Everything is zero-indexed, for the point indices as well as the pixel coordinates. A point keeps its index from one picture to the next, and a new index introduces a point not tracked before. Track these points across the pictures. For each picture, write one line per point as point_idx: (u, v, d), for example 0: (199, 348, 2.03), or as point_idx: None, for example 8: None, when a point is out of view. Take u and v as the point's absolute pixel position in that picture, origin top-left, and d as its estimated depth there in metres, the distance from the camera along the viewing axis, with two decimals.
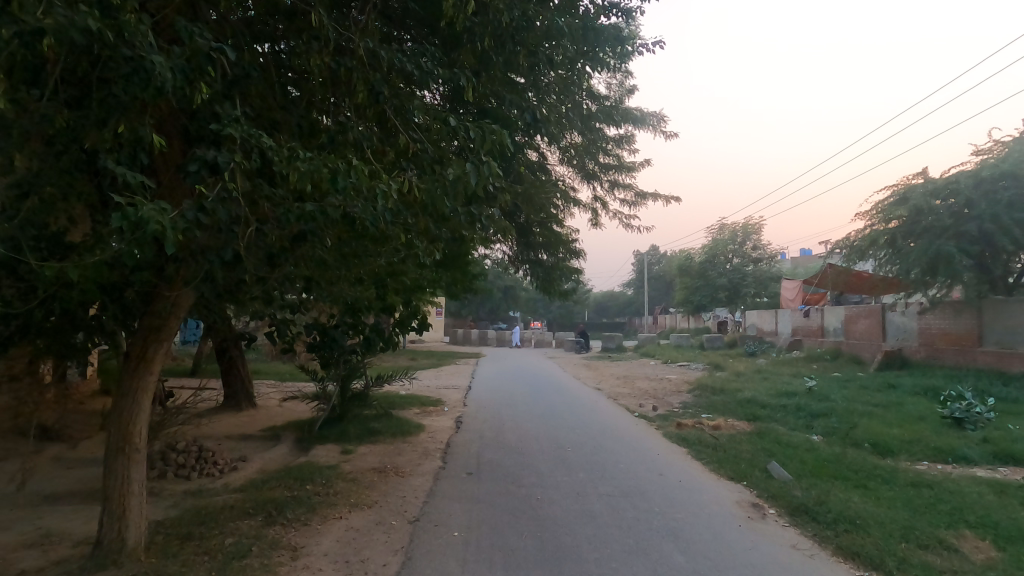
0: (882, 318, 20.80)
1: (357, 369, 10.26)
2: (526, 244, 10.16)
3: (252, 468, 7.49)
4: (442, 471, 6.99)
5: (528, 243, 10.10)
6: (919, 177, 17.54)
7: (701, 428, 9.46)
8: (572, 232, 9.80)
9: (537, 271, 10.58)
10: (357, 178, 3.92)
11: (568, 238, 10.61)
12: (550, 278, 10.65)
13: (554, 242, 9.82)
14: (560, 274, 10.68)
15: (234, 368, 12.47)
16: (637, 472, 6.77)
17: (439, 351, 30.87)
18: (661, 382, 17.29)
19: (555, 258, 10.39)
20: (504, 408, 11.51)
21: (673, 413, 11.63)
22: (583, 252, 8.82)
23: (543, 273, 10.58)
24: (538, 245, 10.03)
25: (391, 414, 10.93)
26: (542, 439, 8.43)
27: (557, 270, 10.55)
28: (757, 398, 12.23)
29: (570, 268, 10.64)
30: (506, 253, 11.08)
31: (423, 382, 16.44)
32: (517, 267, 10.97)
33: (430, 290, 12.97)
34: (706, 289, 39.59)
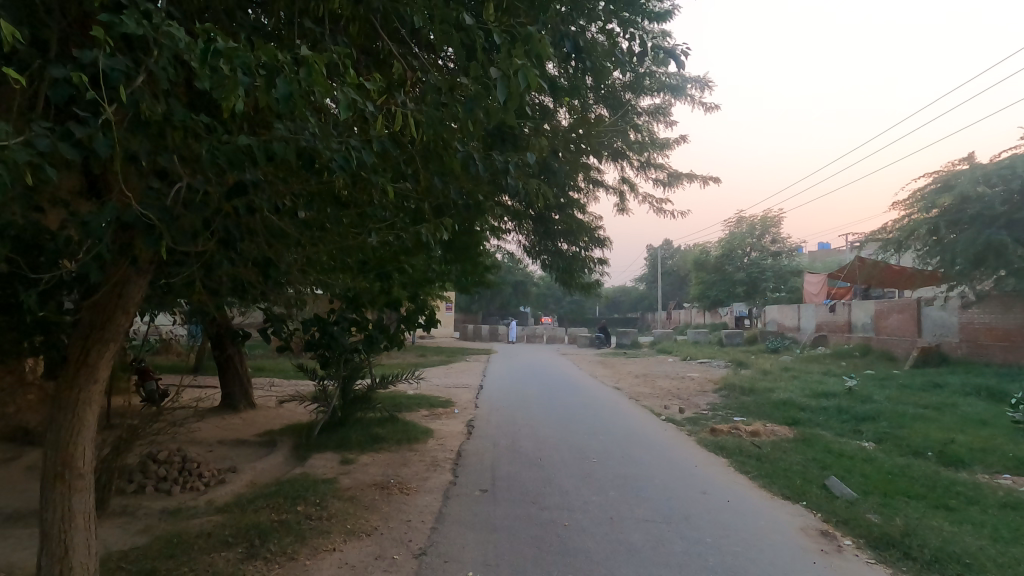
0: (917, 312, 19.76)
1: (359, 370, 9.53)
2: (544, 231, 9.40)
3: (242, 482, 6.74)
4: (452, 489, 6.15)
5: (548, 230, 9.35)
6: (964, 162, 16.46)
7: (739, 435, 8.58)
8: (595, 218, 9.08)
9: (557, 262, 9.79)
10: (320, 74, 3.14)
11: (591, 225, 9.79)
12: (570, 270, 9.85)
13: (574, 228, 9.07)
14: (583, 266, 9.88)
15: (231, 367, 11.80)
16: (677, 489, 5.90)
17: (449, 348, 30.19)
18: (682, 381, 16.40)
19: (576, 247, 9.60)
20: (520, 410, 10.67)
21: (701, 416, 10.75)
22: (609, 240, 8.03)
23: (563, 264, 9.78)
24: (558, 233, 9.32)
25: (396, 417, 10.16)
26: (563, 448, 7.59)
27: (579, 261, 9.75)
28: (791, 399, 11.30)
29: (593, 260, 9.86)
30: (522, 243, 10.29)
31: (432, 381, 15.67)
32: (535, 258, 10.20)
33: (438, 284, 12.19)
34: (723, 284, 38.52)
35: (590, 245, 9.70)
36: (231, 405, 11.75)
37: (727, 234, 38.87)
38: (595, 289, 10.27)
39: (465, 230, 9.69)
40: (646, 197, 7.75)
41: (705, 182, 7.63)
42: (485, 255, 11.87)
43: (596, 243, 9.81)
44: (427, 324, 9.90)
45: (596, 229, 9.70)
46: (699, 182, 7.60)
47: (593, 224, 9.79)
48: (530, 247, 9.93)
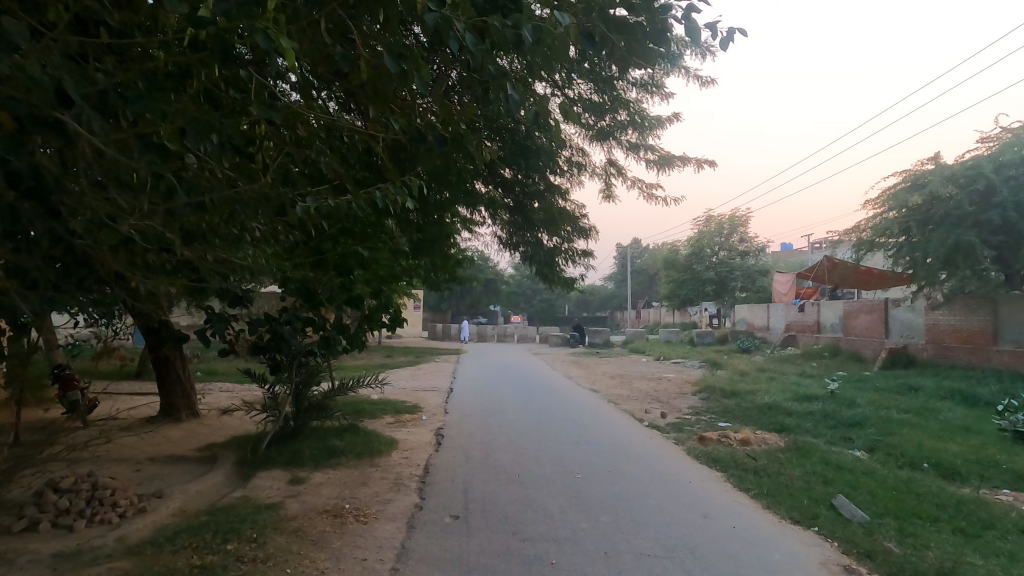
0: (885, 314, 19.86)
1: (315, 376, 8.55)
2: (524, 216, 8.74)
3: (167, 509, 5.70)
4: (417, 516, 5.26)
5: (526, 217, 8.73)
6: (933, 161, 16.47)
7: (729, 444, 8.00)
8: (577, 205, 8.52)
9: (537, 254, 9.07)
10: None
11: (574, 213, 9.15)
12: (550, 263, 9.14)
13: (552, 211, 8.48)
14: (563, 258, 9.21)
15: (171, 373, 10.57)
16: (675, 513, 5.21)
17: (417, 347, 29.14)
18: (658, 382, 15.90)
19: (558, 236, 8.92)
20: (493, 417, 9.89)
21: (685, 422, 10.16)
22: (595, 228, 7.30)
23: (543, 256, 9.06)
24: (538, 221, 8.69)
25: (358, 426, 9.19)
26: (543, 463, 6.82)
27: (558, 252, 9.09)
28: (775, 403, 10.84)
29: (575, 253, 9.17)
30: (499, 232, 9.61)
31: (398, 384, 14.69)
32: (513, 250, 9.44)
33: (405, 280, 11.26)
34: (692, 283, 38.59)
35: (572, 234, 9.05)
36: (172, 415, 10.54)
37: (697, 233, 38.92)
38: (576, 285, 9.55)
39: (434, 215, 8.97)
40: (635, 181, 7.05)
41: (703, 166, 7.00)
42: (454, 248, 11.06)
43: (580, 232, 9.16)
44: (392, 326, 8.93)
45: (579, 217, 9.06)
46: (696, 165, 6.95)
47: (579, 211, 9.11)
48: (509, 237, 9.31)
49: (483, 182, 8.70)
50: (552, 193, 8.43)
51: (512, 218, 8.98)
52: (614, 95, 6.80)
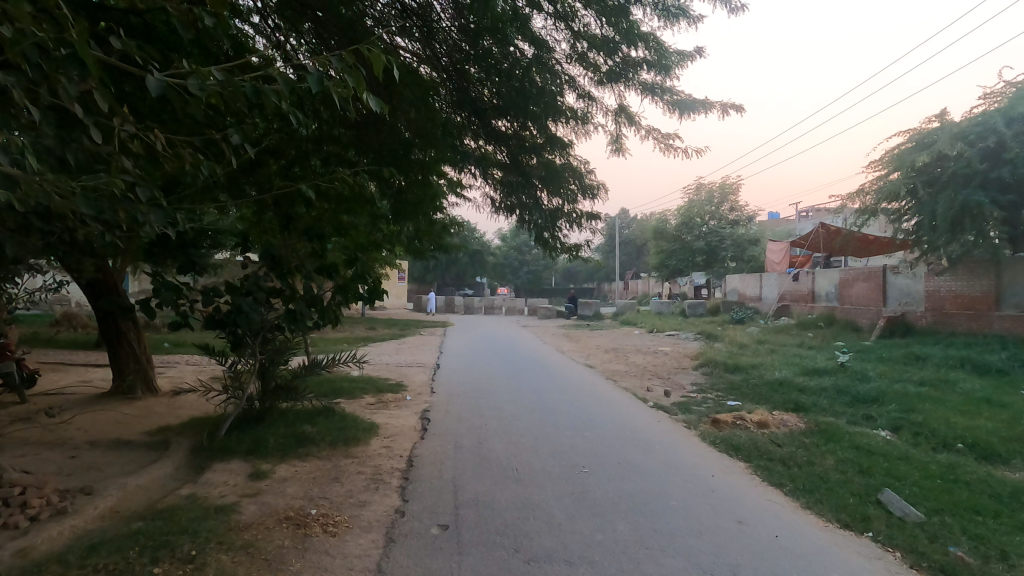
0: (882, 281, 19.30)
1: (284, 354, 7.51)
2: (524, 175, 7.68)
3: (95, 509, 4.74)
4: (397, 525, 4.40)
5: (524, 175, 7.68)
6: (937, 117, 15.63)
7: (747, 428, 7.26)
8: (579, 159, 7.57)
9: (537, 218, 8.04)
10: None
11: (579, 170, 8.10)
12: (552, 229, 8.14)
13: (552, 170, 7.56)
14: (565, 225, 8.19)
15: (124, 345, 9.45)
16: (704, 521, 4.42)
17: (402, 320, 28.14)
18: (655, 356, 15.17)
19: (561, 197, 7.89)
20: (483, 398, 9.07)
21: (691, 401, 9.39)
22: (603, 187, 6.26)
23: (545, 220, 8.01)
24: (536, 180, 7.68)
25: (333, 406, 8.26)
26: (543, 457, 6.01)
27: (561, 216, 8.07)
28: (784, 378, 10.10)
29: (581, 217, 8.17)
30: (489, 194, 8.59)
31: (380, 360, 13.75)
32: (508, 214, 8.41)
33: (386, 249, 10.24)
34: (682, 253, 37.82)
35: (576, 195, 8.06)
36: (126, 390, 9.49)
37: (688, 202, 37.99)
38: (581, 253, 8.57)
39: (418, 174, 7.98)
40: (650, 131, 5.96)
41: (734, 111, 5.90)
42: (441, 213, 10.00)
43: (587, 193, 8.16)
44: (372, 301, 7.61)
45: (585, 176, 8.05)
46: (725, 110, 5.84)
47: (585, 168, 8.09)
48: (502, 199, 8.30)
49: (473, 138, 7.92)
50: (553, 144, 7.47)
51: (508, 178, 7.92)
52: (627, 26, 5.67)
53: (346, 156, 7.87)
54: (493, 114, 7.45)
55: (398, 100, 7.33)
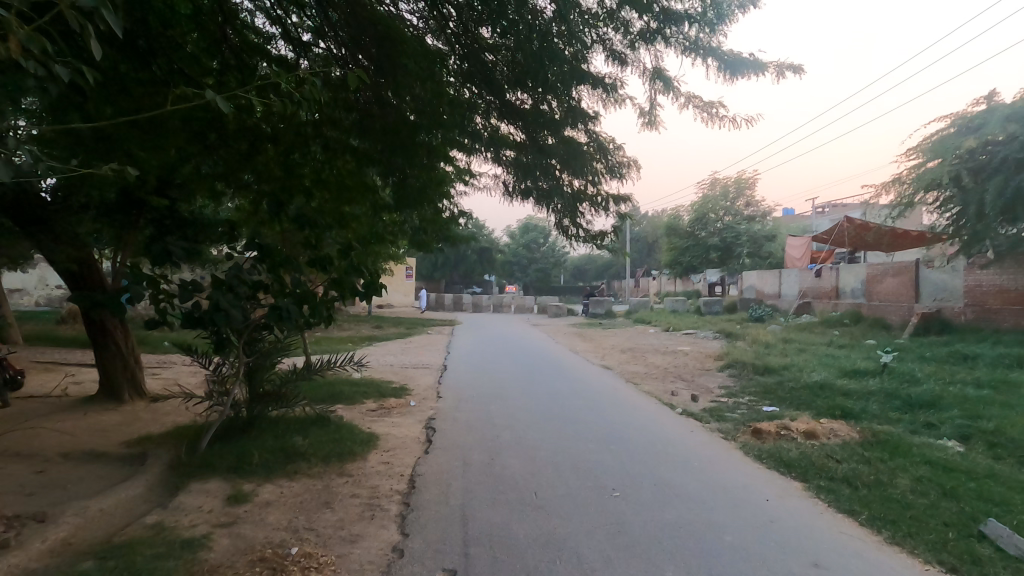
0: (915, 276, 18.25)
1: (276, 357, 6.70)
2: (543, 153, 6.85)
3: (39, 544, 3.95)
4: (394, 569, 3.63)
5: (542, 154, 6.87)
6: (982, 102, 14.70)
7: (794, 438, 6.41)
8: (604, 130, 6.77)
9: (558, 202, 7.23)
10: None
11: (607, 145, 7.27)
12: (574, 214, 7.33)
13: (574, 148, 6.76)
14: (588, 210, 7.38)
15: (108, 347, 8.69)
16: (768, 562, 3.60)
17: (408, 318, 27.42)
18: (676, 356, 14.30)
19: (586, 178, 7.06)
20: (493, 404, 8.30)
21: (723, 407, 8.53)
22: (637, 164, 5.40)
23: (568, 202, 7.18)
24: (555, 158, 6.85)
25: (330, 414, 7.48)
26: (565, 479, 5.22)
27: (585, 199, 7.25)
28: (825, 380, 9.20)
29: (607, 200, 7.36)
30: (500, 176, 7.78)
31: (385, 361, 12.98)
32: (524, 199, 7.60)
33: (389, 240, 9.49)
34: (697, 249, 36.76)
35: (601, 175, 7.25)
36: (112, 395, 8.75)
37: (701, 197, 36.95)
38: (608, 242, 7.75)
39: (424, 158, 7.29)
40: (690, 98, 5.11)
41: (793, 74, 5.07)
42: (448, 201, 9.22)
43: (615, 173, 7.33)
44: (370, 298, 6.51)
45: (612, 154, 7.23)
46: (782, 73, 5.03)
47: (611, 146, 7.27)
48: (515, 181, 7.48)
49: (484, 114, 7.17)
50: (575, 115, 6.65)
51: (523, 158, 7.11)
52: None
53: (345, 140, 7.20)
54: (508, 86, 6.71)
55: (400, 74, 6.63)
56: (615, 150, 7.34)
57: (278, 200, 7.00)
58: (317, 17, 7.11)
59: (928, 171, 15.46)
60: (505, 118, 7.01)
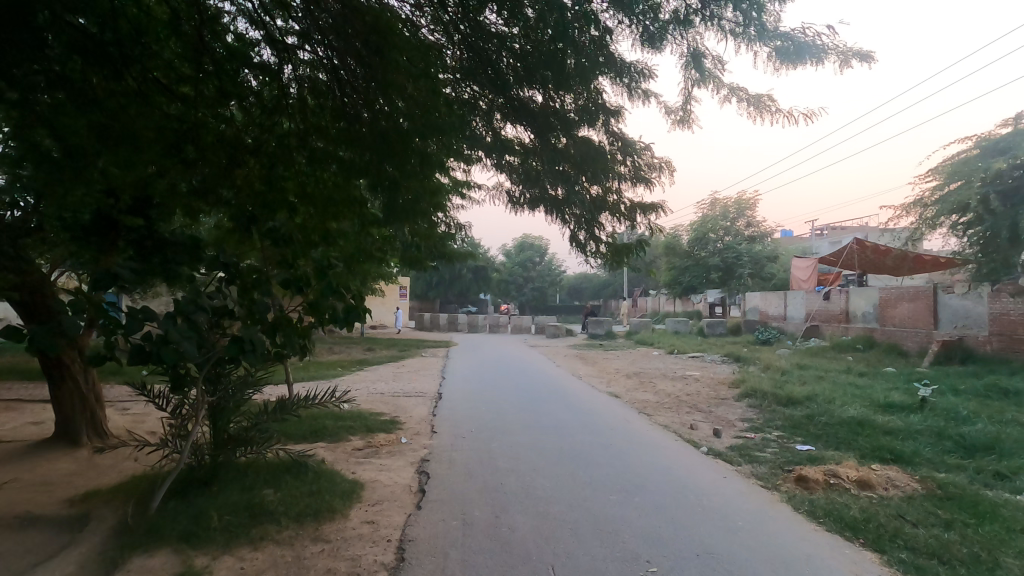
0: (933, 301, 17.61)
1: (245, 395, 5.76)
2: (559, 156, 6.15)
3: None
4: None
5: (554, 161, 6.20)
6: (1008, 124, 14.26)
7: (848, 491, 5.50)
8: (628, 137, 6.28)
9: (577, 211, 6.52)
10: None
11: (633, 147, 6.64)
12: (595, 224, 6.59)
13: (594, 151, 6.06)
14: (611, 219, 6.62)
15: (64, 383, 7.67)
16: None
17: (402, 340, 26.39)
18: (687, 383, 13.42)
19: (604, 184, 6.36)
20: (496, 442, 7.39)
21: (750, 445, 7.65)
22: (670, 165, 4.83)
23: (590, 209, 6.45)
24: (571, 164, 6.20)
25: (311, 458, 6.52)
26: (589, 540, 4.41)
27: (607, 207, 6.53)
28: (861, 415, 8.37)
29: (632, 209, 6.65)
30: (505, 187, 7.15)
31: (374, 390, 12.02)
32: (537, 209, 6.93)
33: (381, 258, 8.68)
34: (697, 270, 36.07)
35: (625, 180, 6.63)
36: (68, 438, 7.72)
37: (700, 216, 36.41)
38: (633, 257, 6.93)
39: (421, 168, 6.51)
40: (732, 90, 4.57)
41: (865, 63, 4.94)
42: (443, 214, 8.48)
43: (639, 177, 6.70)
44: (349, 325, 5.44)
45: (637, 157, 6.59)
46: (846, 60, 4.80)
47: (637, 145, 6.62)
48: (525, 193, 6.82)
49: (487, 120, 6.60)
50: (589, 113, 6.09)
51: (537, 162, 6.41)
52: None
53: (331, 150, 6.49)
54: (516, 85, 6.02)
55: (391, 73, 5.91)
56: (640, 151, 6.70)
57: (250, 215, 6.14)
58: (303, 20, 6.63)
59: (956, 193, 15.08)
60: (514, 122, 6.30)
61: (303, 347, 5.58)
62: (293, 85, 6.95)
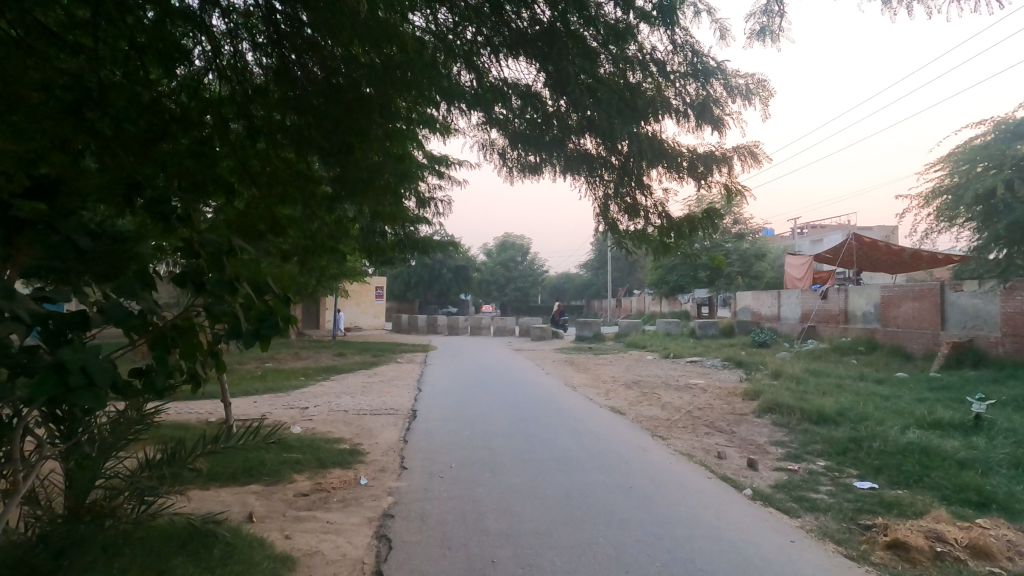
0: (939, 300, 16.41)
1: (119, 439, 3.98)
2: (573, 96, 5.18)
3: None
4: None
5: (575, 98, 5.15)
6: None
7: (970, 567, 4.05)
8: (686, 61, 5.37)
9: (614, 159, 5.76)
10: None
11: (704, 69, 5.44)
12: (643, 183, 5.86)
13: (630, 93, 5.23)
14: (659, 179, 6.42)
15: None
16: None
17: (377, 343, 24.49)
18: (692, 394, 11.92)
19: (650, 119, 5.42)
20: (479, 486, 5.79)
21: (797, 483, 6.09)
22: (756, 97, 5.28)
23: (652, 155, 5.59)
24: (591, 97, 5.14)
25: (229, 518, 4.75)
26: None
27: (660, 154, 5.64)
28: (923, 441, 6.90)
29: (692, 160, 5.75)
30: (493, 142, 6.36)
31: (335, 407, 10.24)
32: (554, 169, 6.13)
33: (337, 248, 6.98)
34: (685, 269, 34.83)
35: (677, 116, 5.61)
36: None
37: None
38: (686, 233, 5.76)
39: (380, 127, 5.61)
40: None
41: None
42: (411, 190, 6.87)
43: (706, 112, 5.54)
44: (263, 344, 3.20)
45: (706, 84, 5.47)
46: None
47: (715, 66, 5.45)
48: (541, 149, 5.77)
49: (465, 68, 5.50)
50: (617, 32, 5.02)
51: (560, 105, 5.45)
52: None
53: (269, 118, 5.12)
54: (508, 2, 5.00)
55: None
56: (729, 74, 5.56)
57: (133, 181, 4.32)
58: None
59: (977, 183, 13.94)
60: (501, 59, 5.41)
61: (194, 376, 3.60)
62: (230, 44, 5.82)
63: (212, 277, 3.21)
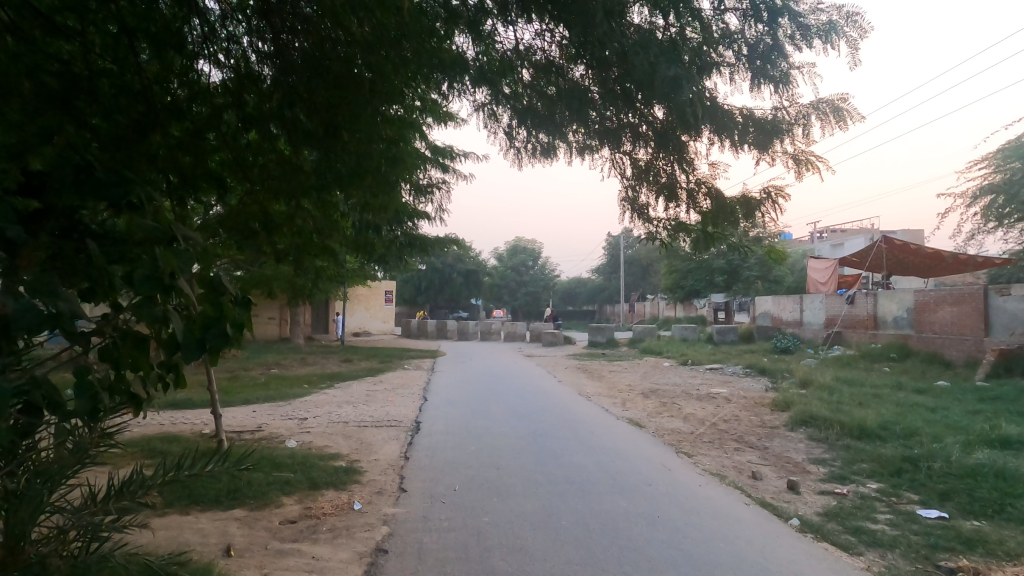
0: (983, 305, 15.47)
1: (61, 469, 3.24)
2: (587, 48, 4.86)
3: None
4: None
5: (599, 59, 4.89)
6: None
7: None
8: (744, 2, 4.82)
9: (643, 127, 5.29)
10: None
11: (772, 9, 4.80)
12: (684, 155, 5.46)
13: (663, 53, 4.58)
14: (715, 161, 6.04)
15: None
16: None
17: (383, 348, 23.92)
18: (716, 404, 11.15)
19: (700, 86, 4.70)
20: (485, 514, 5.12)
21: (851, 510, 5.34)
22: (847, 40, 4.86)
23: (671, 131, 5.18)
24: (615, 57, 4.77)
25: (198, 556, 4.10)
26: None
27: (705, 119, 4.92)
28: (991, 462, 6.13)
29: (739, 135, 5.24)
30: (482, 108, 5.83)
31: (335, 418, 9.62)
32: (567, 149, 5.87)
33: (333, 247, 6.38)
34: (700, 272, 33.92)
35: (736, 67, 5.06)
36: None
37: None
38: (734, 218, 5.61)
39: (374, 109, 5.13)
40: None
41: None
42: (410, 180, 6.32)
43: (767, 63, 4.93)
44: (214, 356, 2.59)
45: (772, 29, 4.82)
46: None
47: (782, 4, 4.80)
48: (556, 119, 5.44)
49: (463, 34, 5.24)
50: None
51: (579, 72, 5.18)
52: None
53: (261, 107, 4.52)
54: None
55: None
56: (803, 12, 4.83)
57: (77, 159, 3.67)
58: None
59: None
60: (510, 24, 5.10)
61: (136, 395, 2.85)
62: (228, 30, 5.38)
63: (138, 274, 2.35)
